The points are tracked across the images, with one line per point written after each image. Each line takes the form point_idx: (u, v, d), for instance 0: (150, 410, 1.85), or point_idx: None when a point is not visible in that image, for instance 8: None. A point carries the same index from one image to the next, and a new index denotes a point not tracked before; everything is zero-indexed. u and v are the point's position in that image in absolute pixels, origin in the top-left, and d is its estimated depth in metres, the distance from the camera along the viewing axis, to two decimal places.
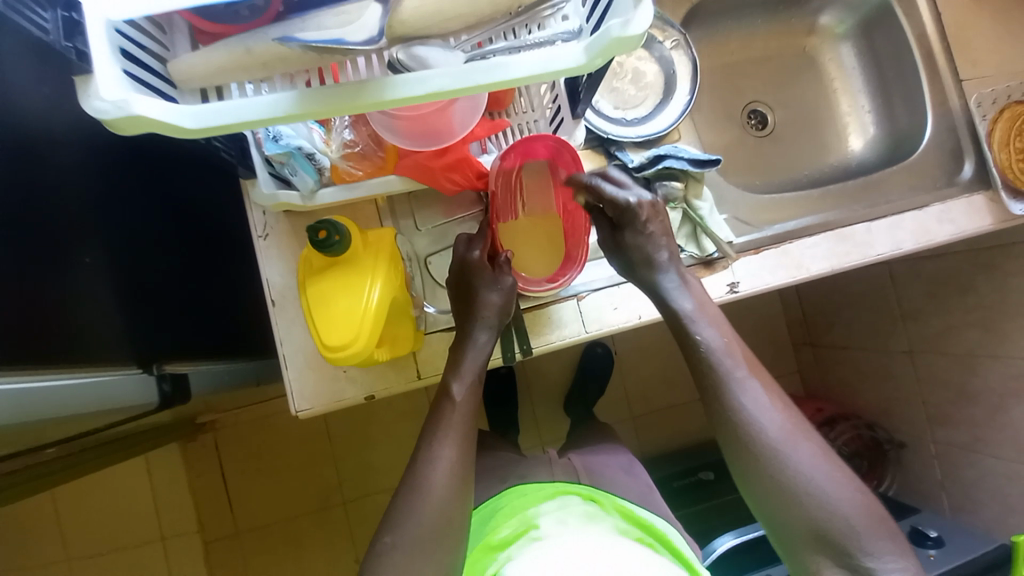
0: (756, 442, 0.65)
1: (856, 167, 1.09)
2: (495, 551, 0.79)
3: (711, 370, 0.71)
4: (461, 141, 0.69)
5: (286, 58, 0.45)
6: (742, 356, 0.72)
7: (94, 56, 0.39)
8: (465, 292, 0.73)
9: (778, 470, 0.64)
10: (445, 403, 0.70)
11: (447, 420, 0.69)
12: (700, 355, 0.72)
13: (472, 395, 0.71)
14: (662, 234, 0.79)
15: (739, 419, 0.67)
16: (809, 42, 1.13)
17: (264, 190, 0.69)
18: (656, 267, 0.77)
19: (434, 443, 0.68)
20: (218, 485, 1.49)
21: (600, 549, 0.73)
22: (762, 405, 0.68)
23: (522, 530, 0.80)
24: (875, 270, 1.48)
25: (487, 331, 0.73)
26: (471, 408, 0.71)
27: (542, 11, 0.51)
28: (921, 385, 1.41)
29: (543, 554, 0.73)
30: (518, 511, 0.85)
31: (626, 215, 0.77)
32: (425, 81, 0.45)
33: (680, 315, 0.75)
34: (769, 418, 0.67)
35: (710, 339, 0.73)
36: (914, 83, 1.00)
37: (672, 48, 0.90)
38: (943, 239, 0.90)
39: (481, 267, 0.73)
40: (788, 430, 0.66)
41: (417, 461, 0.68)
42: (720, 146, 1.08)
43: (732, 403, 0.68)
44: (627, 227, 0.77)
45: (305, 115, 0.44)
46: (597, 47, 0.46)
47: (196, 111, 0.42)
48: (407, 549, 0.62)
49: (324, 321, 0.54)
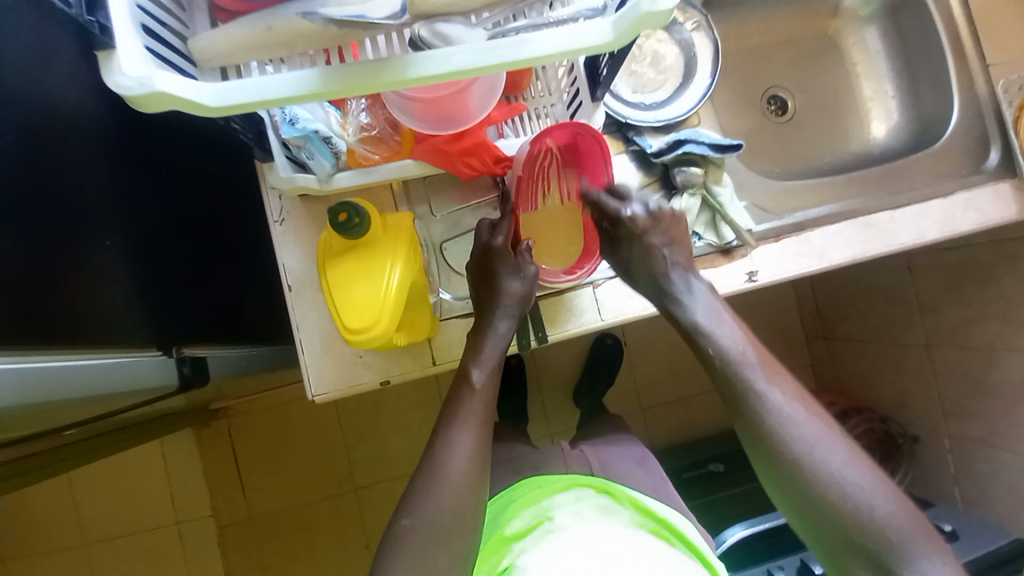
0: (784, 445, 0.65)
1: (878, 154, 1.06)
2: (509, 543, 0.78)
3: (732, 374, 0.70)
4: (478, 125, 0.68)
5: (306, 34, 0.44)
6: (761, 356, 0.72)
7: (115, 31, 0.39)
8: (486, 278, 0.73)
9: (807, 471, 0.63)
10: (463, 389, 0.70)
11: (466, 407, 0.69)
12: (714, 359, 0.72)
13: (491, 382, 0.71)
14: (665, 245, 0.78)
15: (765, 422, 0.67)
16: (833, 24, 1.09)
17: (281, 174, 0.67)
18: (660, 277, 0.77)
19: (451, 428, 0.68)
20: (231, 470, 1.51)
21: (614, 542, 0.73)
22: (790, 408, 0.67)
23: (535, 521, 0.80)
24: (893, 260, 1.45)
25: (509, 319, 0.73)
26: (490, 394, 0.71)
27: None
28: (937, 378, 1.39)
29: (559, 548, 0.73)
30: (532, 502, 0.84)
31: (620, 230, 0.78)
32: (448, 59, 0.44)
33: (691, 319, 0.75)
34: (796, 420, 0.66)
35: (726, 346, 0.72)
36: (941, 67, 0.97)
37: (693, 30, 0.88)
38: (969, 229, 0.88)
39: (504, 253, 0.73)
40: (816, 429, 0.66)
41: (434, 446, 0.68)
42: (739, 132, 1.06)
43: (755, 407, 0.68)
44: (625, 239, 0.78)
45: (329, 93, 0.44)
46: (624, 24, 0.45)
47: (218, 89, 0.41)
48: (425, 531, 0.63)
49: (344, 305, 0.54)
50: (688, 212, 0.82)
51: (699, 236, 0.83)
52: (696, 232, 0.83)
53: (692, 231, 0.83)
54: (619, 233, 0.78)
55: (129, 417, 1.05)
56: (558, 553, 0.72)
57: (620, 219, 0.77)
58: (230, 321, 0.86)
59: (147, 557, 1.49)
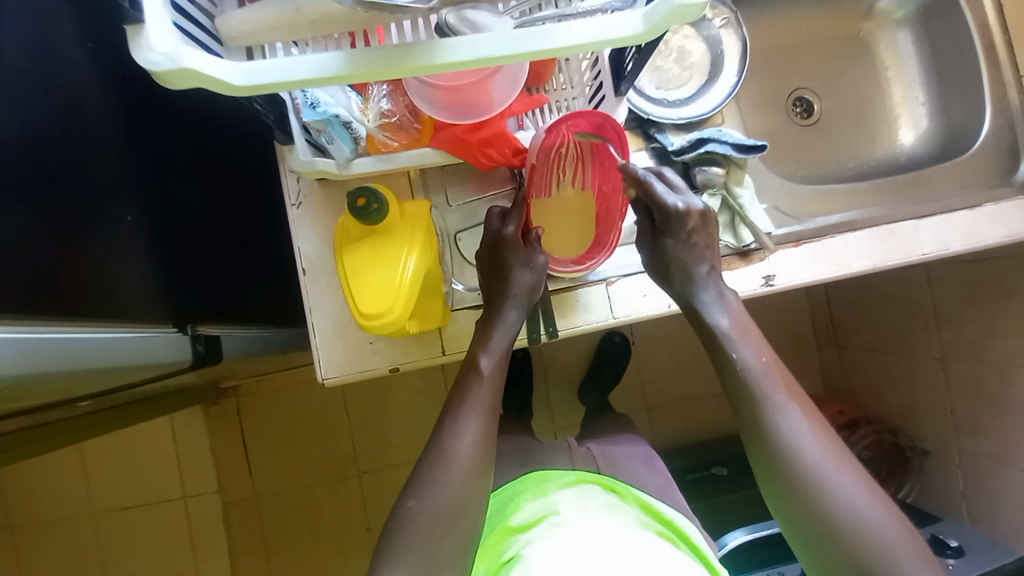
0: (795, 468, 0.64)
1: (904, 161, 1.04)
2: (514, 534, 0.79)
3: (748, 390, 0.69)
4: (498, 116, 0.67)
5: (333, 16, 0.44)
6: (779, 373, 0.71)
7: (145, 6, 0.39)
8: (497, 269, 0.73)
9: (814, 493, 0.63)
10: (471, 377, 0.70)
11: (473, 395, 0.69)
12: (732, 369, 0.71)
13: (499, 370, 0.71)
14: (706, 247, 0.76)
15: (779, 443, 0.66)
16: (864, 26, 1.07)
17: (301, 157, 0.67)
18: (693, 279, 0.75)
19: (459, 414, 0.68)
20: (238, 448, 1.53)
21: (617, 540, 0.73)
22: (801, 429, 0.66)
23: (539, 516, 0.80)
24: (911, 271, 1.42)
25: (518, 309, 0.72)
26: (497, 383, 0.71)
27: None
28: (950, 392, 1.37)
29: (563, 541, 0.73)
30: (538, 495, 0.85)
31: (669, 223, 0.75)
32: (475, 46, 0.44)
33: (717, 326, 0.74)
34: (805, 440, 0.65)
35: (747, 358, 0.71)
36: (974, 75, 0.94)
37: (721, 27, 0.86)
38: (995, 241, 0.85)
39: (514, 244, 0.72)
40: (828, 453, 0.65)
41: (441, 432, 0.68)
42: (762, 133, 1.04)
43: (768, 421, 0.67)
44: (669, 235, 0.75)
45: (353, 76, 0.43)
46: (654, 17, 0.44)
47: (244, 68, 0.41)
48: (430, 516, 0.63)
49: (359, 289, 0.54)
50: None
51: (717, 237, 0.81)
52: None
53: None
54: (667, 227, 0.75)
55: (140, 392, 1.07)
56: (563, 547, 0.72)
57: (672, 217, 0.74)
58: (244, 300, 0.86)
59: (153, 529, 1.52)
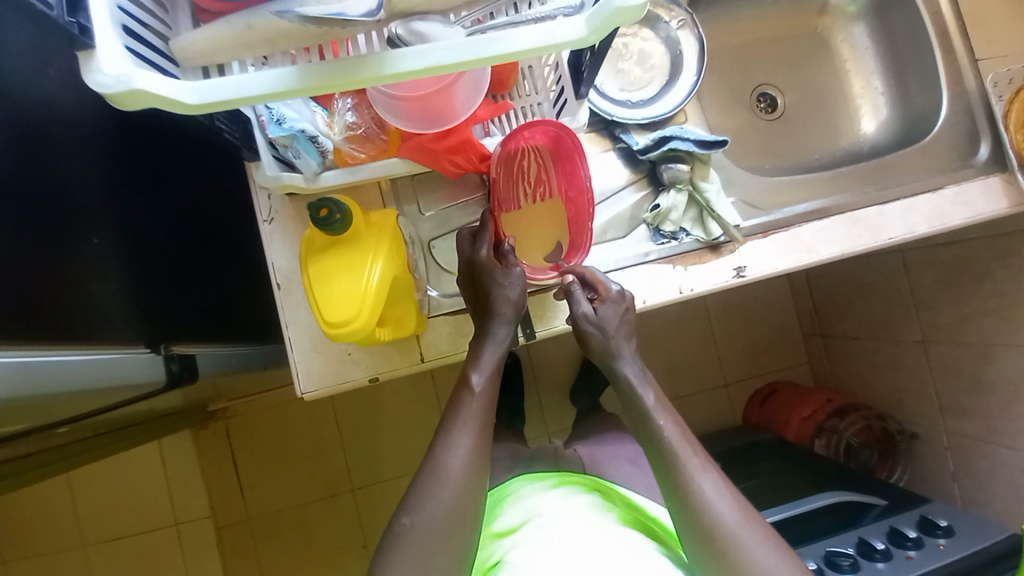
0: (718, 529, 0.68)
1: (868, 150, 1.06)
2: (499, 537, 0.79)
3: (668, 457, 0.73)
4: (464, 123, 0.69)
5: (285, 33, 0.45)
6: (694, 439, 0.76)
7: (95, 31, 0.40)
8: (478, 293, 0.72)
9: (737, 554, 0.67)
10: (463, 392, 0.71)
11: (466, 410, 0.69)
12: (656, 437, 0.74)
13: (492, 386, 0.72)
14: (628, 332, 0.78)
15: (702, 505, 0.69)
16: (821, 22, 1.10)
17: (268, 172, 0.68)
18: (615, 358, 0.78)
19: (452, 431, 0.68)
20: (229, 471, 1.52)
21: (596, 538, 0.74)
22: (716, 494, 0.70)
23: (523, 519, 0.80)
24: (888, 257, 1.45)
25: (507, 325, 0.73)
26: (490, 398, 0.71)
27: None
28: (934, 375, 1.39)
29: (548, 542, 0.74)
30: (523, 498, 0.85)
31: (608, 305, 0.76)
32: (425, 56, 0.45)
33: (642, 403, 0.76)
34: (721, 503, 0.70)
35: (668, 427, 0.74)
36: (929, 63, 0.97)
37: (678, 28, 0.88)
38: (958, 223, 0.88)
39: (491, 266, 0.71)
40: (740, 512, 0.69)
41: (435, 449, 0.68)
42: (728, 129, 1.06)
43: (690, 486, 0.70)
44: (609, 314, 0.76)
45: (307, 90, 0.44)
46: (596, 20, 0.45)
47: (197, 87, 0.42)
48: (423, 533, 0.63)
49: (325, 300, 0.54)
50: (675, 208, 0.82)
51: (687, 232, 0.83)
52: (683, 228, 0.83)
53: (679, 227, 0.83)
54: (606, 307, 0.76)
55: (124, 417, 1.06)
56: (547, 549, 0.72)
57: (610, 304, 0.76)
58: (219, 320, 0.86)
59: (144, 558, 1.50)
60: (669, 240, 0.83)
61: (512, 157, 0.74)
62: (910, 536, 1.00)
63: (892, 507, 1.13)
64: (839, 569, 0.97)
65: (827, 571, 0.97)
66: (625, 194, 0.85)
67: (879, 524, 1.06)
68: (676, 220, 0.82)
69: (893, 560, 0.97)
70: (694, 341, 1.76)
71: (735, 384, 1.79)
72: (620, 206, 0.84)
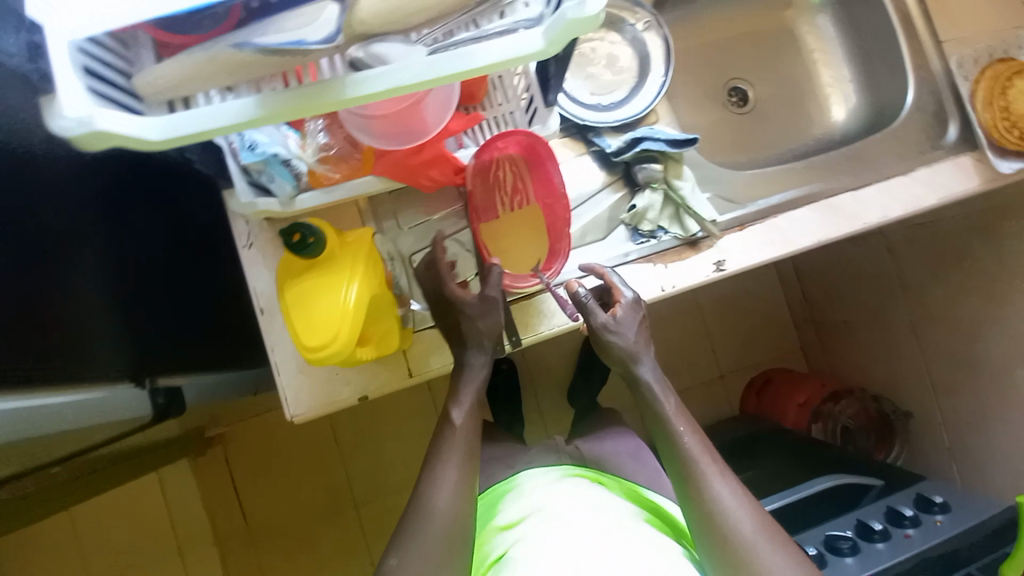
0: (734, 536, 0.70)
1: (840, 138, 1.08)
2: (503, 531, 0.81)
3: (688, 462, 0.75)
4: (436, 137, 0.69)
5: (247, 63, 0.46)
6: (713, 448, 0.77)
7: (57, 75, 0.40)
8: (452, 325, 0.73)
9: (751, 561, 0.69)
10: (445, 426, 0.72)
11: (450, 442, 0.70)
12: (676, 446, 0.76)
13: (472, 420, 0.72)
14: (643, 338, 0.80)
15: (718, 512, 0.71)
16: (787, 15, 1.11)
17: (242, 200, 0.68)
18: (633, 363, 0.79)
19: (437, 464, 0.69)
20: (231, 495, 1.51)
21: (600, 527, 0.75)
22: (732, 498, 0.72)
23: (524, 513, 0.82)
24: (871, 240, 1.47)
25: (483, 355, 0.73)
26: (473, 431, 0.72)
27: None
28: (925, 353, 1.40)
29: (553, 534, 0.75)
30: (523, 492, 0.86)
31: (625, 313, 0.77)
32: (387, 77, 0.46)
33: (660, 410, 0.78)
34: (737, 508, 0.71)
35: (689, 438, 0.77)
36: (894, 49, 0.99)
37: (644, 30, 0.89)
38: (932, 204, 0.89)
39: (460, 300, 0.71)
40: (756, 521, 0.71)
41: (425, 474, 0.68)
42: (702, 124, 1.08)
43: (706, 493, 0.73)
44: (626, 322, 0.77)
45: (272, 117, 0.45)
46: (553, 31, 0.46)
47: (162, 123, 0.43)
48: (419, 557, 0.64)
49: (304, 324, 0.55)
50: (651, 207, 0.83)
51: (665, 230, 0.84)
52: (661, 226, 0.84)
53: (657, 226, 0.84)
54: (624, 314, 0.77)
55: (119, 448, 1.05)
56: (551, 542, 0.73)
57: (628, 311, 0.77)
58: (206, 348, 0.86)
59: None
60: (648, 240, 0.84)
61: (488, 169, 0.75)
62: (907, 514, 1.01)
63: (889, 487, 1.14)
64: (839, 553, 0.97)
65: (827, 555, 0.97)
66: (603, 197, 0.85)
67: (877, 504, 1.07)
68: (653, 219, 0.83)
69: (891, 540, 0.97)
70: (687, 334, 1.77)
71: (731, 374, 1.80)
72: (597, 208, 0.85)
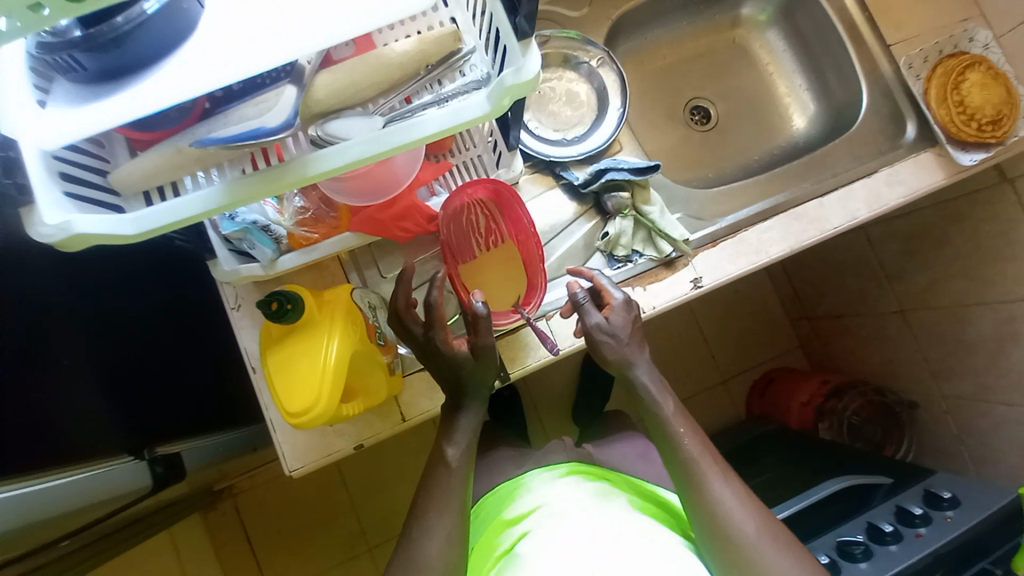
0: (738, 538, 0.70)
1: (803, 144, 1.11)
2: (510, 525, 0.84)
3: (691, 465, 0.74)
4: (406, 190, 0.73)
5: (214, 154, 0.50)
6: (713, 448, 0.77)
7: (33, 187, 0.44)
8: (448, 373, 0.71)
9: (755, 561, 0.69)
10: (439, 467, 0.71)
11: (442, 489, 0.70)
12: (677, 450, 0.75)
13: (468, 457, 0.72)
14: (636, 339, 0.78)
15: (722, 514, 0.71)
16: (737, 33, 1.15)
17: (226, 267, 0.72)
18: (631, 366, 0.77)
19: (430, 514, 0.69)
20: (243, 550, 1.50)
21: (603, 528, 0.77)
22: (733, 497, 0.72)
23: (531, 507, 0.85)
24: (852, 236, 1.49)
25: (476, 398, 0.73)
26: (466, 473, 0.72)
27: (451, 67, 0.57)
28: (920, 342, 1.40)
29: (559, 529, 0.78)
30: (528, 489, 0.89)
31: (621, 311, 0.77)
32: (344, 152, 0.49)
33: (660, 413, 0.77)
34: (740, 508, 0.72)
35: (689, 440, 0.76)
36: (844, 57, 1.03)
37: (598, 66, 0.92)
38: (898, 202, 0.92)
39: (454, 350, 0.70)
40: (759, 520, 0.71)
41: (424, 519, 0.69)
42: (668, 144, 1.11)
43: (709, 496, 0.72)
44: (623, 322, 0.77)
45: (238, 202, 0.48)
46: (496, 92, 0.49)
47: (134, 218, 0.46)
48: None
49: (287, 387, 0.57)
50: (623, 233, 0.86)
51: (639, 253, 0.86)
52: (636, 250, 0.86)
53: (631, 250, 0.86)
54: (619, 311, 0.77)
55: (125, 516, 1.06)
56: (555, 539, 0.76)
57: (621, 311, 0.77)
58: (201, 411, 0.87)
59: None
60: (623, 264, 0.86)
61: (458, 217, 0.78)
62: (916, 512, 1.00)
63: (898, 484, 1.13)
64: (852, 558, 0.96)
65: (840, 562, 0.97)
66: (576, 227, 0.89)
67: (885, 504, 1.07)
68: (627, 244, 0.86)
69: (903, 540, 0.96)
70: (683, 343, 1.78)
71: (732, 380, 1.80)
72: (572, 238, 0.88)
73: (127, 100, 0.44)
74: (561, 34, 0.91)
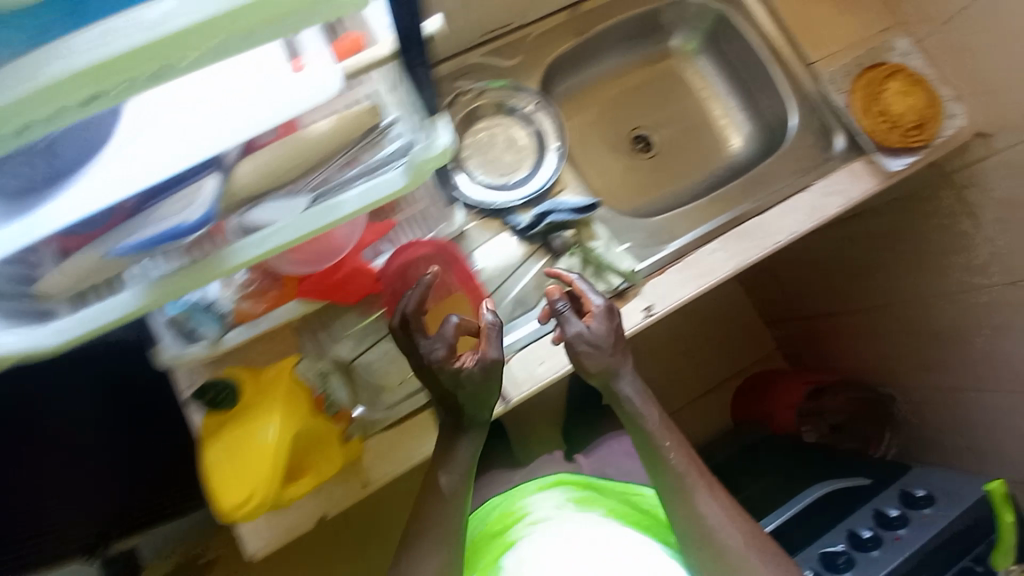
0: (724, 546, 0.71)
1: (742, 164, 1.15)
2: (498, 543, 0.82)
3: (678, 481, 0.74)
4: (351, 253, 0.73)
5: (137, 255, 0.50)
6: (697, 457, 0.77)
7: None
8: (444, 394, 0.69)
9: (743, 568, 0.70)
10: (433, 498, 0.71)
11: (420, 543, 0.69)
12: (662, 462, 0.75)
13: (461, 489, 0.71)
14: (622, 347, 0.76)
15: (707, 524, 0.72)
16: (670, 62, 1.18)
17: (170, 350, 0.70)
18: (616, 378, 0.76)
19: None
20: None
21: (600, 536, 0.76)
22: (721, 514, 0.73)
23: (520, 524, 0.84)
24: (811, 240, 1.52)
25: (467, 446, 0.72)
26: (450, 519, 0.70)
27: (373, 140, 0.58)
28: (888, 337, 1.42)
29: (548, 537, 0.77)
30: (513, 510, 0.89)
31: (606, 316, 0.75)
32: (265, 241, 0.50)
33: (644, 425, 0.77)
34: (726, 525, 0.72)
35: (674, 453, 0.75)
36: (769, 78, 1.07)
37: (534, 111, 0.96)
38: (836, 211, 0.94)
39: (452, 367, 0.67)
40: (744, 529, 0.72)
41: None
42: (614, 172, 1.15)
43: (695, 506, 0.73)
44: (609, 327, 0.75)
45: (164, 297, 0.50)
46: (410, 170, 0.51)
47: (58, 328, 0.48)
48: None
49: (227, 473, 0.57)
50: (571, 270, 0.87)
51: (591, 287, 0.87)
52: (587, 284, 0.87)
53: None
54: (604, 316, 0.75)
55: None
56: (547, 545, 0.75)
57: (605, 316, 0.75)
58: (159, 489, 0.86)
59: None
60: None
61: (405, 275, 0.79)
62: (894, 514, 0.99)
63: (877, 484, 1.13)
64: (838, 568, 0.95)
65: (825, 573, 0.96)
66: (525, 268, 0.89)
67: (863, 509, 1.05)
68: None
69: (884, 546, 0.96)
70: (662, 359, 1.78)
71: (714, 390, 1.80)
72: (525, 278, 0.89)
73: (51, 215, 0.44)
74: (493, 86, 0.96)
